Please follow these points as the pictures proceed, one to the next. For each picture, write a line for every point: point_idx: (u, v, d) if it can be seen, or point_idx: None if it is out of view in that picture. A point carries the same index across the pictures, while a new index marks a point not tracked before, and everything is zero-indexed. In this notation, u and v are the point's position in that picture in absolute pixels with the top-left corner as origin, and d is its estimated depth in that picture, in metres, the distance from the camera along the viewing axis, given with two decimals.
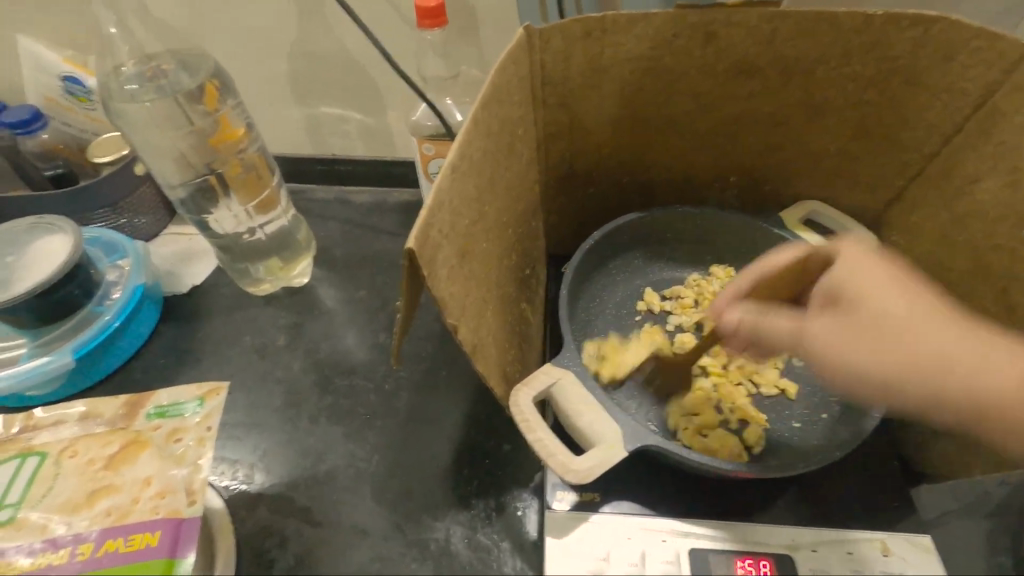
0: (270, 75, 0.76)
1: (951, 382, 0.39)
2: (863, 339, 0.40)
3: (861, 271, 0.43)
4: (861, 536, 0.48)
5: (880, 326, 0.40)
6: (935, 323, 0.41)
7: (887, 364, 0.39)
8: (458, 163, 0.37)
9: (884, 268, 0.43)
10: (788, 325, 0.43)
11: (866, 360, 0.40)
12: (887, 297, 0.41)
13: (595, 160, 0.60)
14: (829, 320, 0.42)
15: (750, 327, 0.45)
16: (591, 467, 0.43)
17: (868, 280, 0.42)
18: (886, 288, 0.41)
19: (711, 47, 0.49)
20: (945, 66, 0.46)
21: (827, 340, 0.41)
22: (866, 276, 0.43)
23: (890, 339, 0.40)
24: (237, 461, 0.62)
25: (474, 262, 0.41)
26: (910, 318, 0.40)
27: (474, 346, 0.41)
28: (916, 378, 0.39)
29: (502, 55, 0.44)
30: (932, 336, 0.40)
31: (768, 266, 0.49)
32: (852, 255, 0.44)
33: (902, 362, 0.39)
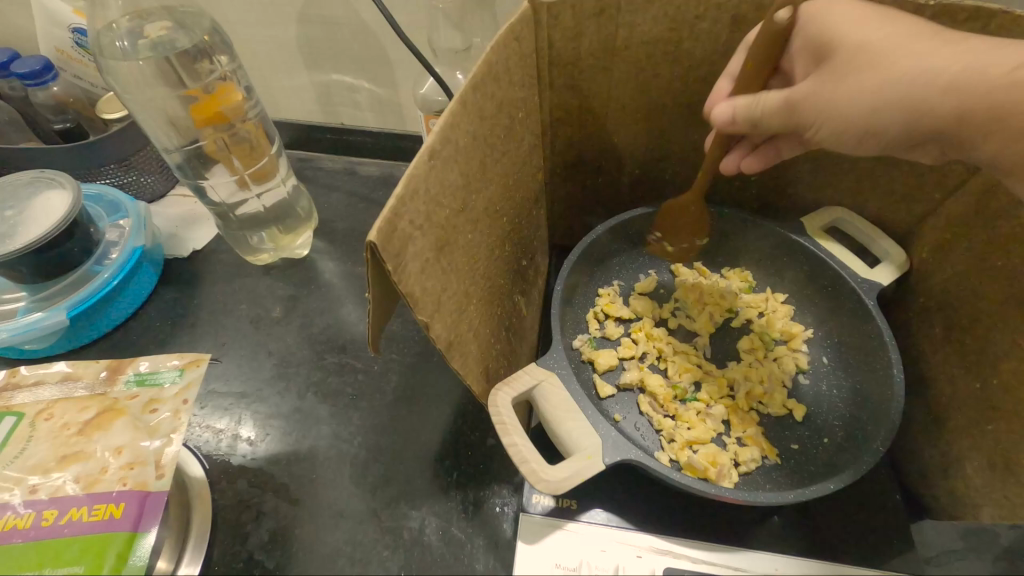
0: (279, 38, 0.73)
1: (944, 76, 0.37)
2: (835, 77, 0.40)
3: (841, 16, 0.40)
4: (850, 571, 0.45)
5: (850, 57, 0.40)
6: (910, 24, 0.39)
7: (871, 100, 0.39)
8: (439, 148, 0.34)
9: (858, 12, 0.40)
10: (777, 98, 0.42)
11: (853, 98, 0.40)
12: (874, 27, 0.39)
13: (603, 150, 0.57)
14: (811, 80, 0.42)
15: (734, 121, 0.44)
16: (565, 478, 0.41)
17: (842, 15, 0.41)
18: (855, 16, 0.40)
19: (737, 32, 0.45)
20: None
21: (803, 95, 0.41)
22: (845, 18, 0.40)
23: (887, 78, 0.39)
24: (222, 430, 0.62)
25: (455, 255, 0.38)
26: (903, 31, 0.39)
27: (451, 342, 0.39)
28: (887, 82, 0.39)
29: (502, 30, 0.40)
30: (907, 44, 0.38)
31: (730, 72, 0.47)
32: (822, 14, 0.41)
33: (892, 76, 0.39)
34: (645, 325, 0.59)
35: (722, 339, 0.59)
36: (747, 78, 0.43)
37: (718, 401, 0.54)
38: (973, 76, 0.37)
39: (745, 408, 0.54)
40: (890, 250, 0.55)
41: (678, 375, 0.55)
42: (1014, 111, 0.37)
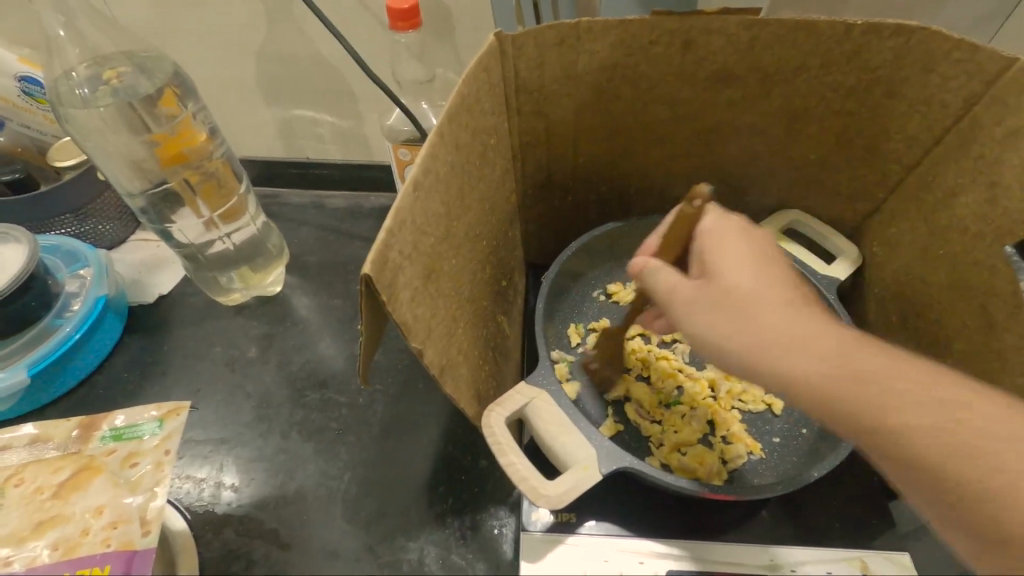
0: (240, 77, 0.73)
1: (836, 373, 0.33)
2: (720, 312, 0.36)
3: (725, 235, 0.39)
4: (841, 554, 0.47)
5: (738, 306, 0.35)
6: (811, 318, 0.35)
7: (753, 357, 0.34)
8: (422, 179, 0.35)
9: (753, 252, 0.38)
10: (669, 282, 0.39)
11: (739, 356, 0.35)
12: (750, 280, 0.36)
13: (571, 169, 0.59)
14: (696, 286, 0.38)
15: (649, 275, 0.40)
16: (565, 491, 0.41)
17: (732, 260, 0.37)
18: (736, 263, 0.37)
19: (689, 55, 0.48)
20: (925, 78, 0.45)
21: (689, 305, 0.37)
22: (723, 247, 0.38)
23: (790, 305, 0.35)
24: (204, 479, 0.59)
25: (442, 281, 0.39)
26: (788, 308, 0.35)
27: (442, 368, 0.40)
28: (807, 344, 0.34)
29: (471, 64, 0.42)
30: (801, 329, 0.34)
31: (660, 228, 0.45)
32: (716, 230, 0.39)
33: (764, 355, 0.34)
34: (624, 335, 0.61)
35: None
36: (670, 233, 0.41)
37: (700, 403, 0.56)
38: (855, 413, 0.32)
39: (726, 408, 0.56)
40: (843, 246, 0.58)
41: (660, 382, 0.57)
42: (986, 444, 0.31)
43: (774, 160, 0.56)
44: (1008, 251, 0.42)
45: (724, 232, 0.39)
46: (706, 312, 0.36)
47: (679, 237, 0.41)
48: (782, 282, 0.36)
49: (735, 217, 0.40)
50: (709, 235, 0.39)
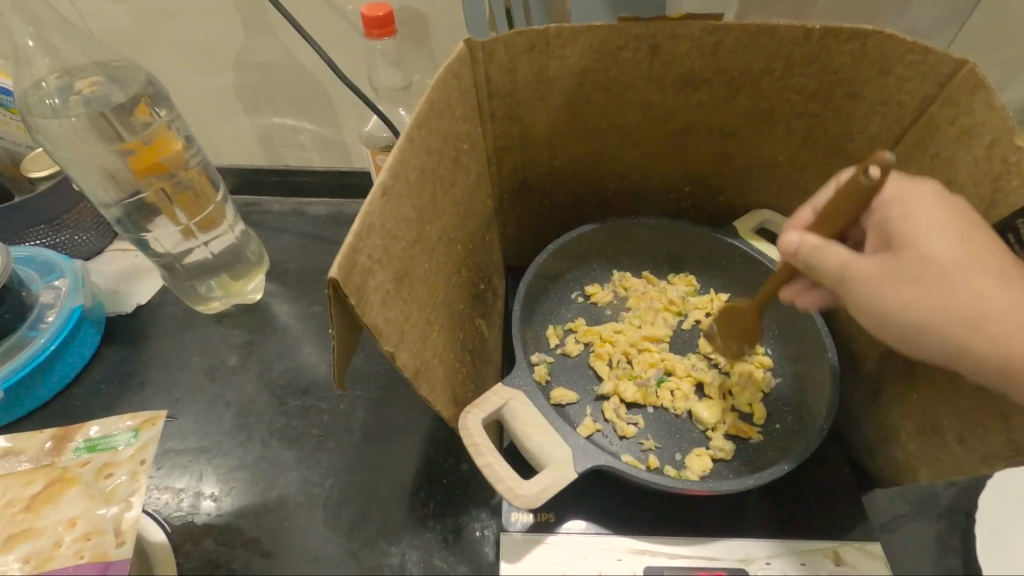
0: (216, 85, 0.73)
1: (986, 317, 0.36)
2: (916, 280, 0.37)
3: (917, 209, 0.39)
4: (814, 546, 0.48)
5: (940, 274, 0.37)
6: (989, 273, 0.37)
7: (944, 326, 0.37)
8: (391, 185, 0.35)
9: (946, 221, 0.38)
10: (841, 261, 0.39)
11: (930, 335, 0.37)
12: (947, 245, 0.37)
13: (547, 172, 0.60)
14: (877, 261, 0.39)
15: (808, 254, 0.40)
16: (540, 491, 0.42)
17: (923, 226, 0.38)
18: (940, 228, 0.38)
19: (656, 59, 0.49)
20: (883, 80, 0.46)
21: (871, 278, 0.38)
22: (918, 225, 0.39)
23: (996, 293, 0.36)
24: (183, 489, 0.59)
25: (414, 285, 0.40)
26: (963, 266, 0.37)
27: (417, 370, 0.40)
28: (974, 304, 0.36)
29: (441, 70, 0.42)
30: (981, 286, 0.36)
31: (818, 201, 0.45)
32: (906, 204, 0.40)
33: (978, 321, 0.36)
34: (603, 333, 0.61)
35: (676, 342, 0.62)
36: (827, 212, 0.39)
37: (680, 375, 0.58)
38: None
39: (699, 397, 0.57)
40: None
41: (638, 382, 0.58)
42: None
43: (743, 161, 0.58)
44: None
45: (916, 228, 0.39)
46: (896, 287, 0.38)
47: (849, 211, 0.37)
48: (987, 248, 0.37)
49: (930, 184, 0.40)
50: (896, 206, 0.40)
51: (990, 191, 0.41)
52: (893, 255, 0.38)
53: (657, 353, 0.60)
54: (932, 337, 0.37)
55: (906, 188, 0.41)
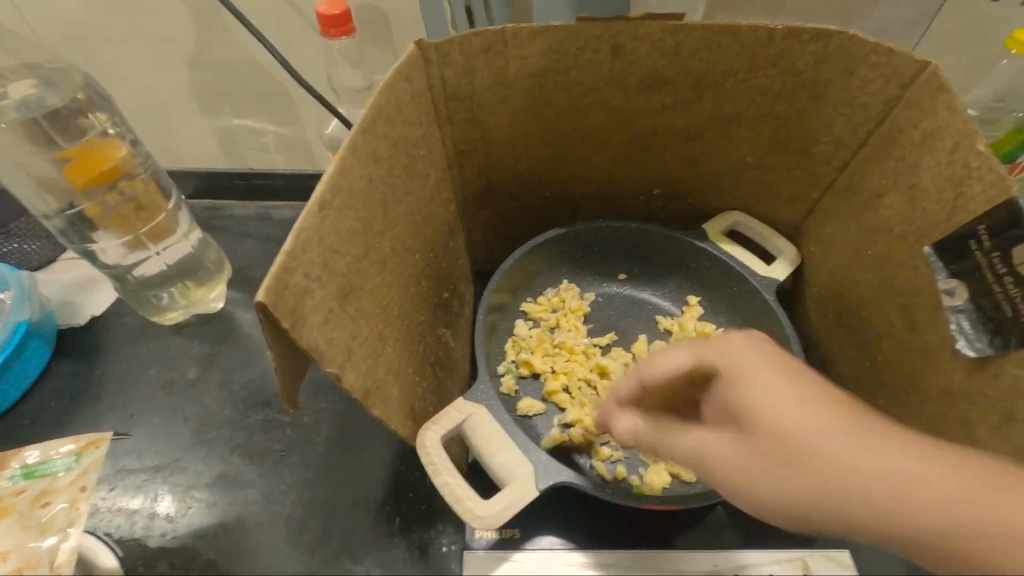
0: (171, 86, 0.70)
1: (876, 491, 0.28)
2: (778, 466, 0.29)
3: (744, 361, 0.32)
4: (782, 555, 0.48)
5: (782, 452, 0.29)
6: (871, 433, 0.29)
7: (859, 512, 0.28)
8: (331, 197, 0.33)
9: (777, 365, 0.32)
10: (674, 442, 0.35)
11: (814, 505, 0.29)
12: (807, 397, 0.30)
13: (511, 176, 0.58)
14: (731, 446, 0.32)
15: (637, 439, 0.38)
16: (499, 511, 0.40)
17: (760, 397, 0.30)
18: (769, 378, 0.31)
19: (619, 60, 0.47)
20: (847, 81, 0.45)
21: (724, 465, 0.32)
22: (743, 381, 0.31)
23: (840, 468, 0.28)
24: (137, 509, 0.57)
25: (363, 299, 0.38)
26: (823, 421, 0.29)
27: (367, 390, 0.38)
28: (817, 485, 0.29)
29: (389, 73, 0.40)
30: (821, 436, 0.29)
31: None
32: (735, 362, 0.32)
33: (866, 499, 0.28)
34: (576, 343, 0.60)
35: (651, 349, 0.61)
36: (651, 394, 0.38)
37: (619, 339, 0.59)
38: (916, 525, 0.28)
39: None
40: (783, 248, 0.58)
41: (611, 393, 0.57)
42: None
43: (711, 163, 0.56)
44: (925, 251, 0.42)
45: (727, 381, 0.32)
46: (726, 473, 0.32)
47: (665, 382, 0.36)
48: (832, 425, 0.29)
49: (740, 335, 0.33)
50: (721, 367, 0.33)
51: (952, 196, 0.40)
52: (736, 431, 0.32)
53: (629, 365, 0.58)
54: (905, 536, 0.28)
55: (735, 346, 0.33)
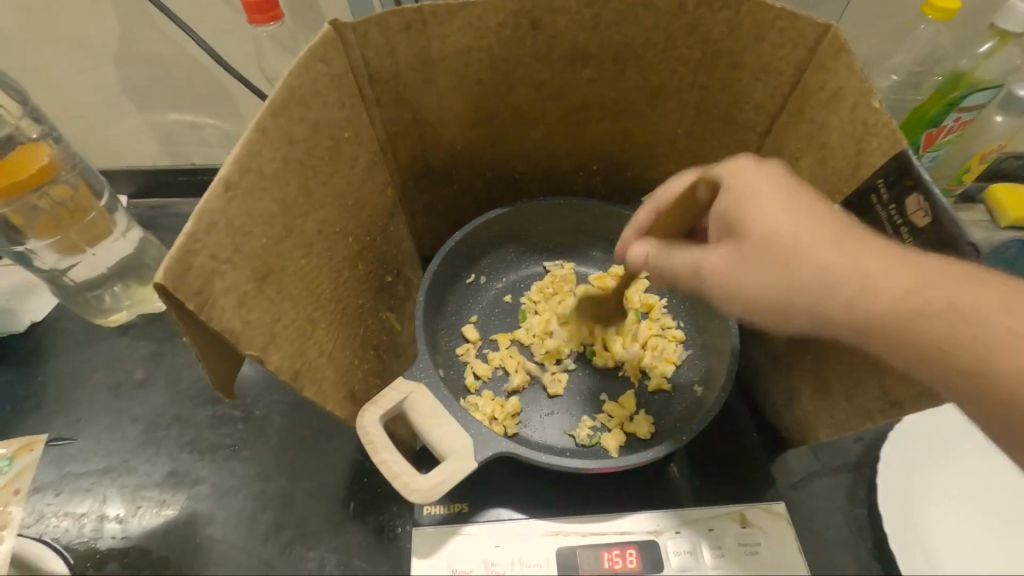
0: (99, 82, 0.68)
1: (993, 330, 0.33)
2: (773, 261, 0.35)
3: (751, 192, 0.37)
4: (721, 510, 0.49)
5: (778, 255, 0.35)
6: (872, 247, 0.35)
7: (827, 311, 0.35)
8: (237, 179, 0.33)
9: (774, 183, 0.37)
10: (686, 262, 0.40)
11: (799, 307, 0.35)
12: (866, 261, 0.34)
13: (449, 156, 0.58)
14: (725, 251, 0.38)
15: (655, 263, 0.42)
16: (437, 484, 0.41)
17: (762, 207, 0.36)
18: (773, 211, 0.36)
19: (540, 34, 0.47)
20: (760, 47, 0.46)
21: (720, 271, 0.38)
22: (745, 202, 0.37)
23: (813, 271, 0.34)
24: (85, 513, 0.56)
25: (285, 282, 0.37)
26: (905, 283, 0.33)
27: (296, 373, 0.38)
28: (802, 262, 0.35)
29: (301, 54, 0.40)
30: (845, 264, 0.34)
31: (660, 202, 0.45)
32: (741, 182, 0.38)
33: (878, 302, 0.34)
34: (509, 330, 0.60)
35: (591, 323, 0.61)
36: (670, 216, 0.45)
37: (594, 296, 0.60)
38: (880, 292, 0.34)
39: (595, 378, 0.57)
40: None
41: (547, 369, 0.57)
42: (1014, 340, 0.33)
43: (644, 135, 0.57)
44: (836, 209, 0.42)
45: (723, 252, 0.38)
46: (700, 254, 0.39)
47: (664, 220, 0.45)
48: (802, 214, 0.36)
49: (751, 156, 0.39)
50: (735, 194, 0.38)
51: (854, 151, 0.41)
52: (733, 240, 0.37)
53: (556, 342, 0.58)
54: (914, 343, 0.33)
55: (749, 172, 0.38)
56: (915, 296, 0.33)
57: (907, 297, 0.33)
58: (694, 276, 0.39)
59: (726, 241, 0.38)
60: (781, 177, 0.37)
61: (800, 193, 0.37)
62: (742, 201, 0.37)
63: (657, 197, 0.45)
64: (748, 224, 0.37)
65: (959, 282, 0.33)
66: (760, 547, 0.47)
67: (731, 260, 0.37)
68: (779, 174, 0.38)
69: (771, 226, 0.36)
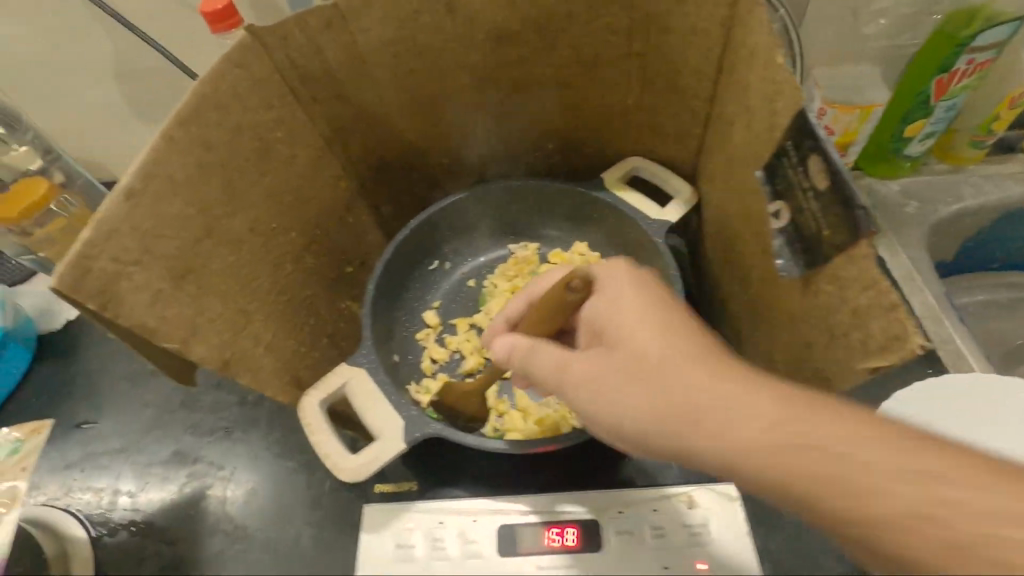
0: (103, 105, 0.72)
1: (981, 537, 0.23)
2: (621, 380, 0.33)
3: (610, 295, 0.36)
4: (670, 491, 0.48)
5: (642, 373, 0.32)
6: (702, 373, 0.30)
7: (696, 450, 0.29)
8: (141, 187, 0.35)
9: (635, 291, 0.35)
10: (542, 361, 0.38)
11: (665, 443, 0.31)
12: (705, 387, 0.30)
13: (400, 146, 0.59)
14: (595, 357, 0.35)
15: (518, 360, 0.40)
16: (364, 464, 0.43)
17: (619, 321, 0.34)
18: (636, 330, 0.33)
19: (460, 17, 0.47)
20: (684, 7, 0.43)
21: (580, 380, 0.35)
22: (607, 303, 0.35)
23: (654, 389, 0.31)
24: (102, 488, 0.63)
25: (207, 279, 0.40)
26: (784, 434, 0.27)
27: (226, 361, 0.41)
28: (664, 396, 0.31)
29: (217, 60, 0.41)
30: (721, 398, 0.29)
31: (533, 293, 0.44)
32: (602, 276, 0.37)
33: (755, 458, 0.27)
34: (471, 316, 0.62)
35: None
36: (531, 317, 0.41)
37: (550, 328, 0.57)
38: (805, 460, 0.26)
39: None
40: (679, 188, 0.56)
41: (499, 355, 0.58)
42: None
43: (591, 110, 0.56)
44: (756, 174, 0.39)
45: (589, 357, 0.35)
46: (577, 360, 0.36)
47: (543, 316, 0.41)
48: (648, 320, 0.33)
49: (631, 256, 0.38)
50: (602, 291, 0.36)
51: (766, 113, 0.37)
52: (607, 345, 0.35)
53: None
54: (829, 511, 0.26)
55: (617, 277, 0.36)
56: (854, 484, 0.25)
57: (858, 475, 0.25)
58: (556, 380, 0.37)
59: (595, 346, 0.36)
60: (654, 284, 0.36)
61: (655, 298, 0.35)
62: (603, 312, 0.36)
63: (529, 290, 0.45)
64: (608, 324, 0.35)
65: (895, 443, 0.26)
66: (704, 528, 0.46)
67: (594, 364, 0.35)
68: (636, 279, 0.36)
69: (631, 335, 0.33)
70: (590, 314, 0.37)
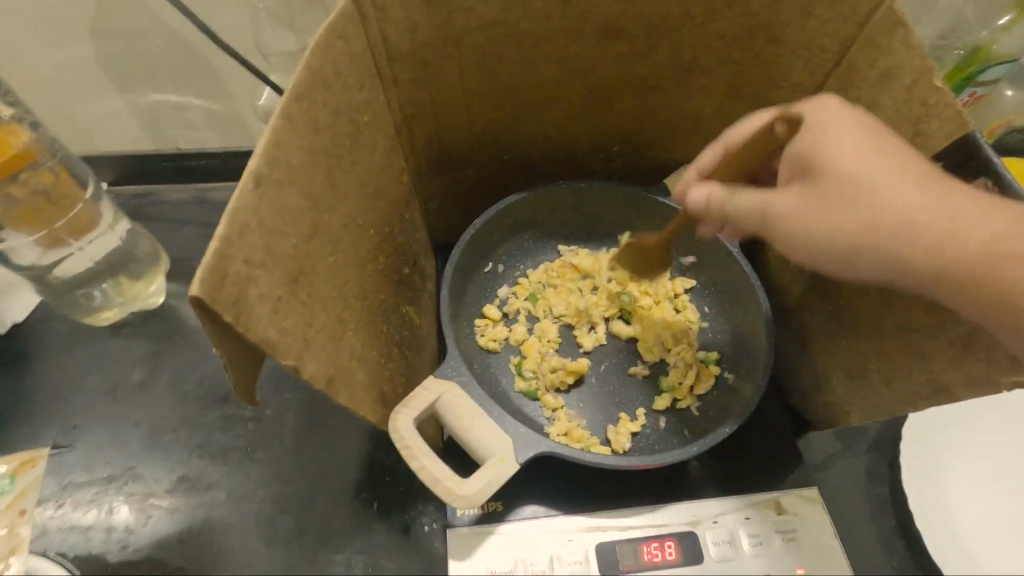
0: (72, 65, 0.58)
1: None
2: (850, 208, 0.34)
3: (827, 122, 0.36)
4: (757, 498, 0.49)
5: (859, 198, 0.34)
6: (959, 195, 0.34)
7: (920, 264, 0.34)
8: (266, 173, 0.30)
9: (860, 127, 0.35)
10: (751, 203, 0.38)
11: (876, 253, 0.34)
12: (962, 213, 0.33)
13: (465, 140, 0.55)
14: (799, 190, 0.37)
15: (721, 207, 0.40)
16: (480, 489, 0.39)
17: (845, 146, 0.35)
18: (857, 149, 0.35)
19: (571, 6, 0.44)
20: (803, 23, 0.44)
21: (796, 210, 0.36)
22: (833, 144, 0.35)
23: (897, 223, 0.34)
24: (91, 525, 0.52)
25: (314, 283, 0.34)
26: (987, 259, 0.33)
27: (330, 379, 0.35)
28: (902, 239, 0.34)
29: (320, 31, 0.36)
30: (940, 206, 0.34)
31: (729, 141, 0.42)
32: (821, 117, 0.36)
33: (972, 269, 0.33)
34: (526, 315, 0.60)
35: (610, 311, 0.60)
36: (719, 169, 0.43)
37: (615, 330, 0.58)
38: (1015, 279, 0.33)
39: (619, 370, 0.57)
40: None
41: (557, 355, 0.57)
42: None
43: (671, 117, 0.55)
44: None
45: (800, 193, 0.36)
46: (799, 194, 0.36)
47: (733, 167, 0.43)
48: (880, 157, 0.35)
49: (836, 97, 0.37)
50: (817, 130, 0.36)
51: (910, 132, 0.41)
52: (810, 178, 0.36)
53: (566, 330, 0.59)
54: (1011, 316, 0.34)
55: (826, 110, 0.36)
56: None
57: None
58: (762, 217, 0.38)
59: (801, 182, 0.37)
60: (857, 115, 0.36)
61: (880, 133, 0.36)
62: (818, 140, 0.36)
63: (723, 140, 0.43)
64: (837, 161, 0.35)
65: None
66: (797, 533, 0.47)
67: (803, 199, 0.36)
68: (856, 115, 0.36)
69: (843, 165, 0.35)
70: (810, 148, 0.36)
